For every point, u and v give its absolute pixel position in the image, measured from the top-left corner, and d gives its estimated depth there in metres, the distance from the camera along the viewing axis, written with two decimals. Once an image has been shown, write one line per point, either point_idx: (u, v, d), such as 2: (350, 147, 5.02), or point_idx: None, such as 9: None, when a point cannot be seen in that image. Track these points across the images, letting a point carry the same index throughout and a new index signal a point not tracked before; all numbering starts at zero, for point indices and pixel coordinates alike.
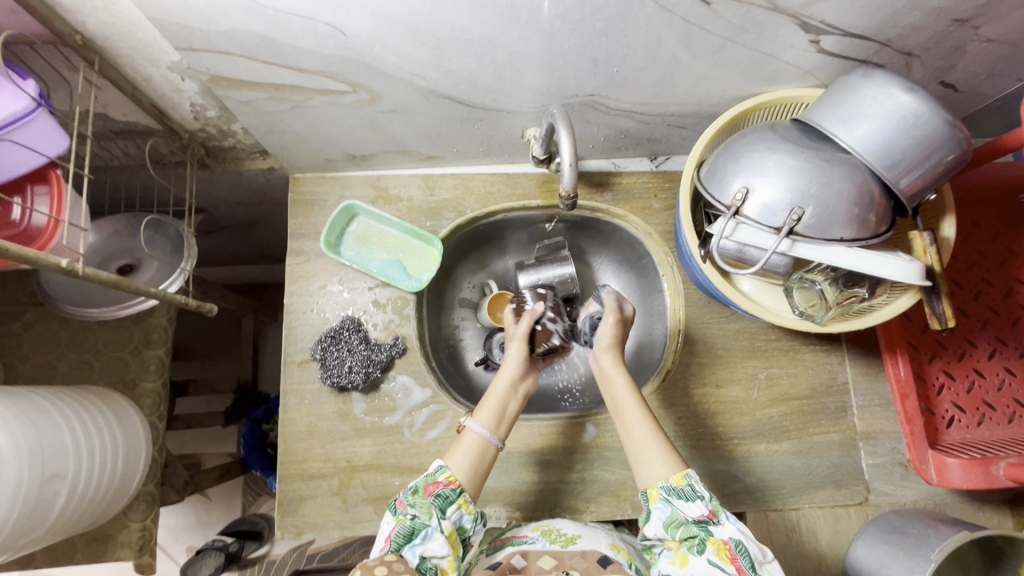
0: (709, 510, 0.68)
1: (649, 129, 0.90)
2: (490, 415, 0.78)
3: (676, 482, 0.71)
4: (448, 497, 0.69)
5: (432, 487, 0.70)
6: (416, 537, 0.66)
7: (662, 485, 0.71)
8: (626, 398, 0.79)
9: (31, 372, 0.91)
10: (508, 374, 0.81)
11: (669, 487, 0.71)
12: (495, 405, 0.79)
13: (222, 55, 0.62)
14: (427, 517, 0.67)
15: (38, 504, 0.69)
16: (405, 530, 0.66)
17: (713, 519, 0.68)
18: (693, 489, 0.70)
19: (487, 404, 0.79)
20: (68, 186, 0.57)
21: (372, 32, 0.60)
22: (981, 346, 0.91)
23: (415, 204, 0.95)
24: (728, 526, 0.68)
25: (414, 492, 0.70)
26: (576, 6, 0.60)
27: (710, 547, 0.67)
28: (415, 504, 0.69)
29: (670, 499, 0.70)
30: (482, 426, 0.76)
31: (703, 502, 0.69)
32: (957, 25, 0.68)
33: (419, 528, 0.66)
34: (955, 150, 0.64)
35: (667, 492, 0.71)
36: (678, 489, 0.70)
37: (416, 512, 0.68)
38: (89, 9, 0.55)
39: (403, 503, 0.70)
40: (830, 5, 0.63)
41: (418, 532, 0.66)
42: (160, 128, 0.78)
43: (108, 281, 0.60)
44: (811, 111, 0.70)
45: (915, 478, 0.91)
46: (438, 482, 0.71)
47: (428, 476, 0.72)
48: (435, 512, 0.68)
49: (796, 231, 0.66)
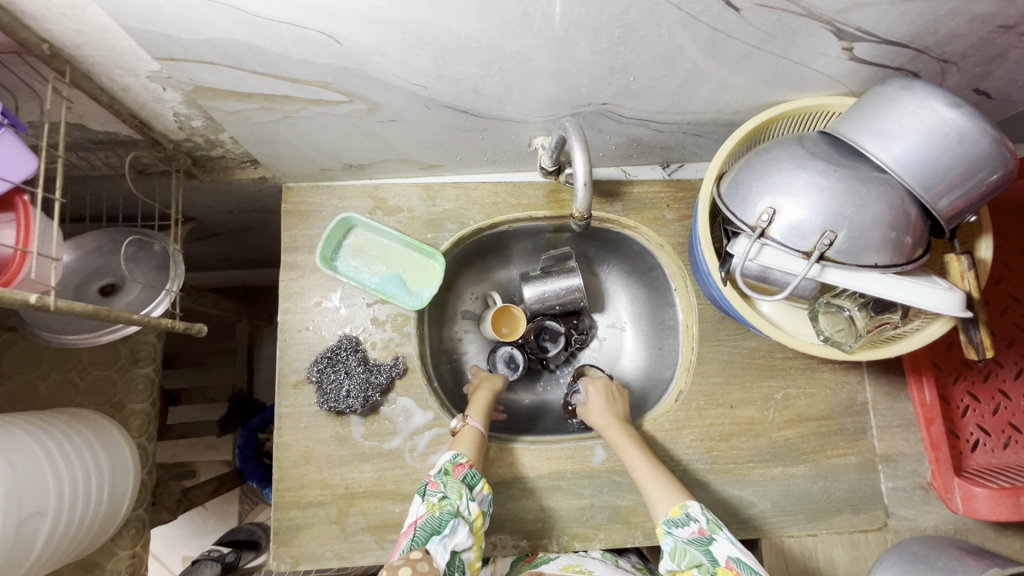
0: (703, 529, 0.71)
1: (664, 137, 0.85)
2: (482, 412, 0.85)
3: (673, 513, 0.73)
4: (473, 479, 0.73)
5: (459, 469, 0.73)
6: (444, 528, 0.66)
7: (663, 519, 0.73)
8: (619, 441, 0.81)
9: (11, 393, 0.86)
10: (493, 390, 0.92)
11: (668, 520, 0.72)
12: (484, 404, 0.87)
13: (206, 65, 0.56)
14: (457, 499, 0.69)
15: (17, 545, 0.65)
16: (432, 520, 0.67)
17: (709, 538, 0.70)
18: (688, 516, 0.72)
19: (477, 404, 0.87)
20: (36, 212, 0.52)
21: (370, 41, 0.55)
22: (1008, 365, 0.87)
23: (416, 215, 0.90)
24: (726, 544, 0.69)
25: (445, 473, 0.73)
26: (594, 13, 0.55)
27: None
28: (447, 484, 0.71)
29: (670, 531, 0.72)
30: (479, 420, 0.83)
31: (697, 523, 0.71)
32: (1001, 31, 0.63)
33: (447, 519, 0.67)
34: (1000, 169, 0.59)
35: (668, 524, 0.72)
36: (675, 519, 0.72)
37: (446, 493, 0.70)
38: (56, 16, 0.50)
39: (434, 483, 0.72)
40: (869, 12, 0.58)
41: (445, 524, 0.66)
42: (143, 138, 0.73)
43: (85, 312, 0.55)
44: (842, 124, 0.66)
45: (936, 502, 0.88)
46: (463, 464, 0.74)
47: (449, 459, 0.75)
48: (464, 492, 0.71)
49: (826, 255, 0.62)
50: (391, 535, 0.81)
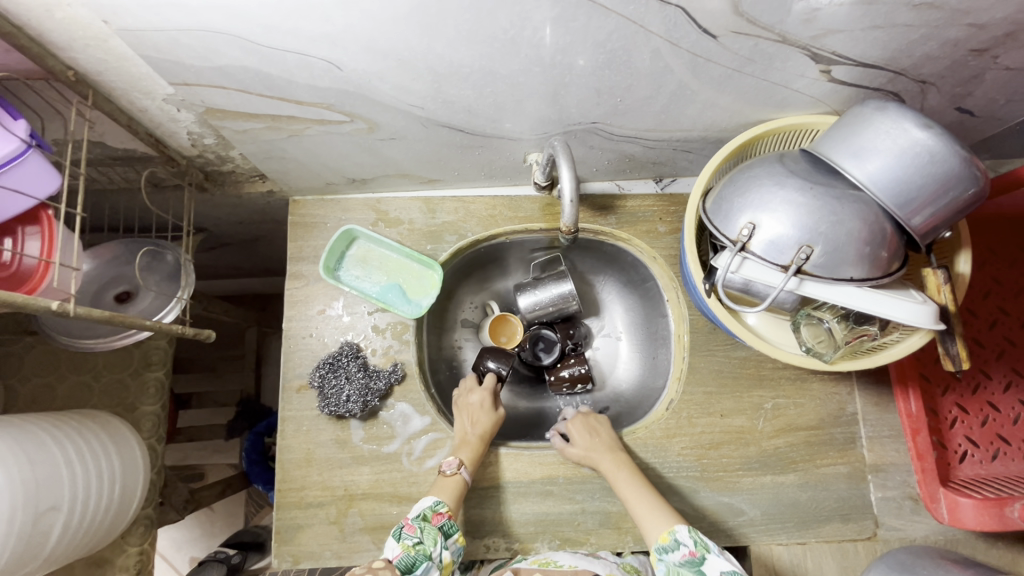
0: (692, 550, 0.72)
1: (655, 153, 0.88)
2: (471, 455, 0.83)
3: (663, 539, 0.74)
4: (450, 527, 0.75)
5: (439, 517, 0.75)
6: (417, 569, 0.70)
7: (654, 546, 0.75)
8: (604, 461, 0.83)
9: (31, 394, 0.91)
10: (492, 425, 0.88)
11: (659, 547, 0.74)
12: (477, 443, 0.85)
13: (217, 88, 0.61)
14: (432, 545, 0.73)
15: (33, 539, 0.69)
16: (407, 559, 0.70)
17: (699, 558, 0.71)
18: (677, 542, 0.73)
19: (470, 445, 0.84)
20: (60, 226, 0.56)
21: (367, 66, 0.58)
22: (996, 378, 0.89)
23: (416, 227, 0.94)
24: (718, 561, 0.71)
25: (423, 518, 0.74)
26: (578, 40, 0.58)
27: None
28: (423, 530, 0.74)
29: (663, 558, 0.74)
30: (465, 465, 0.82)
31: (686, 546, 0.72)
32: (975, 54, 0.65)
33: (421, 559, 0.71)
34: (971, 188, 0.61)
35: (660, 552, 0.74)
36: (665, 545, 0.73)
37: (422, 538, 0.73)
38: (81, 46, 0.54)
39: (411, 528, 0.74)
40: (842, 37, 0.60)
41: (419, 565, 0.70)
42: (158, 155, 0.78)
43: (100, 318, 0.59)
44: (821, 144, 0.68)
45: (925, 512, 0.89)
46: (441, 514, 0.75)
47: (429, 507, 0.76)
48: (439, 540, 0.73)
49: (804, 269, 0.64)
50: (388, 536, 0.84)
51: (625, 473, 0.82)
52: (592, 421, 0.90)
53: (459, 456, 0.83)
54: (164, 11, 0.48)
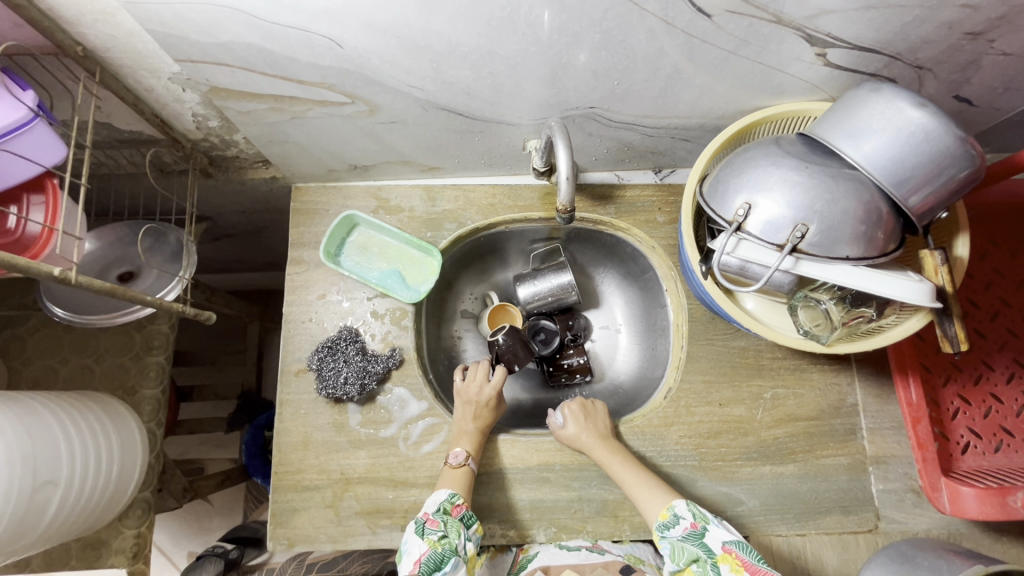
0: (694, 522, 0.74)
1: (653, 142, 0.88)
2: (473, 443, 0.83)
3: (663, 516, 0.75)
4: (469, 519, 0.76)
5: (458, 509, 0.76)
6: (446, 564, 0.70)
7: (655, 525, 0.76)
8: (604, 452, 0.83)
9: (34, 376, 0.92)
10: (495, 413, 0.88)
11: (660, 525, 0.75)
12: (477, 434, 0.84)
13: (221, 66, 0.62)
14: (456, 538, 0.73)
15: (29, 511, 0.69)
16: (435, 556, 0.70)
17: (701, 530, 0.73)
18: (677, 515, 0.75)
19: (467, 433, 0.84)
20: (64, 196, 0.58)
21: (367, 44, 0.60)
22: (999, 369, 0.88)
23: (416, 215, 0.95)
24: (719, 531, 0.73)
25: (444, 512, 0.74)
26: (574, 19, 0.59)
27: (722, 565, 0.70)
28: (445, 523, 0.74)
29: (665, 535, 0.74)
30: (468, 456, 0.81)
31: (687, 519, 0.74)
32: (970, 38, 0.66)
33: (449, 556, 0.71)
34: (967, 167, 0.61)
35: (661, 529, 0.75)
36: (665, 522, 0.75)
37: (446, 531, 0.73)
38: (90, 21, 0.56)
39: (433, 522, 0.73)
40: (836, 18, 0.61)
41: (448, 560, 0.70)
42: (164, 137, 0.79)
43: (102, 289, 0.60)
44: (817, 126, 0.69)
45: (928, 505, 0.88)
46: (461, 506, 0.76)
47: (449, 501, 0.76)
48: (462, 532, 0.74)
49: (799, 248, 0.64)
50: (384, 521, 0.84)
51: (616, 456, 0.82)
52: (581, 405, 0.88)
53: (461, 446, 0.83)
54: None
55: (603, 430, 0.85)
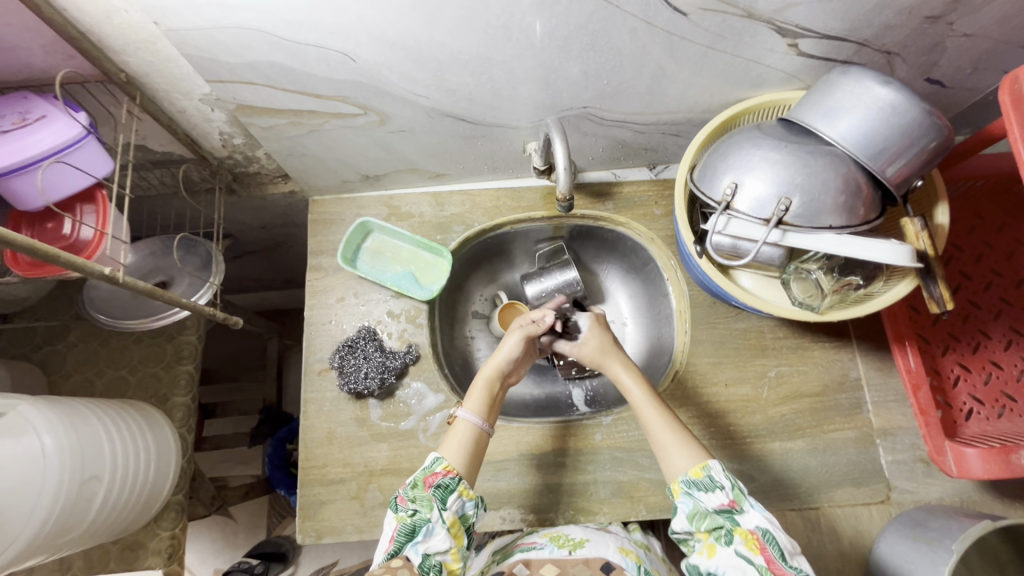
0: (730, 499, 0.68)
1: (645, 138, 0.94)
2: (479, 403, 0.80)
3: (695, 474, 0.71)
4: (448, 487, 0.70)
5: (432, 479, 0.71)
6: (417, 534, 0.67)
7: (682, 479, 0.72)
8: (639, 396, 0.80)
9: (72, 389, 0.97)
10: (499, 360, 0.84)
11: (689, 480, 0.71)
12: (483, 392, 0.81)
13: (247, 85, 0.69)
14: (428, 511, 0.68)
15: (77, 504, 0.73)
16: (406, 527, 0.67)
17: (736, 508, 0.68)
18: (712, 479, 0.70)
19: (475, 392, 0.81)
20: (112, 205, 0.66)
21: (378, 57, 0.66)
22: (996, 337, 0.90)
23: (426, 219, 1.01)
24: (754, 514, 0.68)
25: (414, 487, 0.71)
26: (563, 23, 0.65)
27: (737, 537, 0.67)
28: (416, 498, 0.70)
29: (691, 492, 0.70)
30: (473, 413, 0.79)
31: (724, 492, 0.69)
32: (931, 22, 0.71)
33: (420, 524, 0.67)
34: (936, 137, 0.66)
35: (688, 485, 0.71)
36: (698, 481, 0.70)
37: (417, 507, 0.69)
38: (133, 49, 0.64)
39: (404, 499, 0.70)
40: (802, 10, 0.67)
41: (419, 530, 0.67)
42: (192, 156, 0.87)
43: (141, 290, 0.64)
44: (795, 110, 0.74)
45: (938, 475, 0.90)
46: (437, 472, 0.72)
47: (426, 469, 0.73)
48: (435, 505, 0.69)
49: (785, 221, 0.69)
50: None
51: (652, 405, 0.78)
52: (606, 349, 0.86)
53: (460, 403, 0.81)
54: (208, 12, 0.57)
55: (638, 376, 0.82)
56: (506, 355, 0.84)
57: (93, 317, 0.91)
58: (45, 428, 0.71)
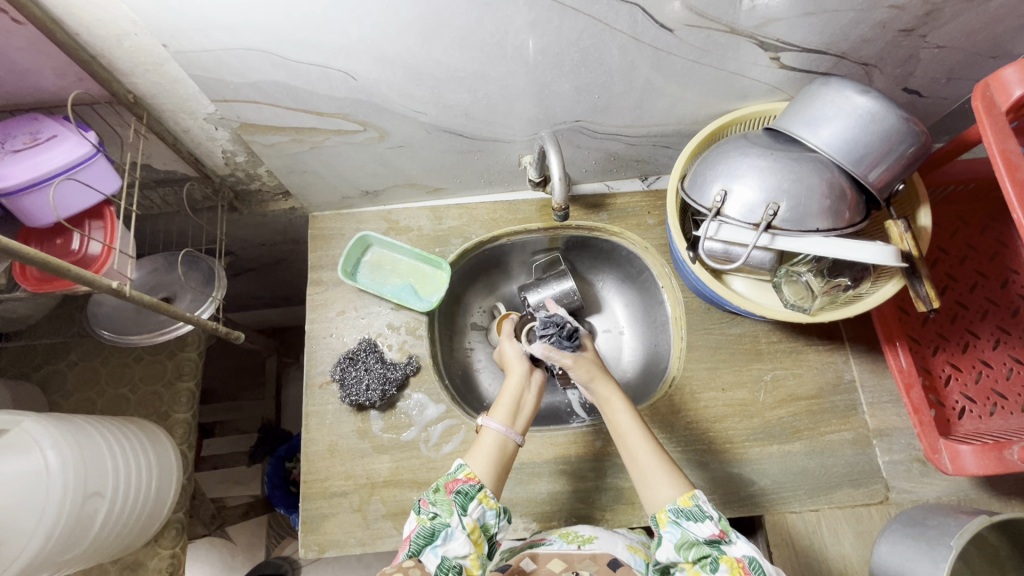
0: (719, 529, 0.67)
1: (637, 150, 0.97)
2: (506, 412, 0.80)
3: (685, 503, 0.70)
4: (468, 494, 0.71)
5: (454, 484, 0.73)
6: (437, 538, 0.67)
7: (669, 508, 0.70)
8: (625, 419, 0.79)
9: (72, 408, 0.97)
10: (517, 369, 0.86)
11: (677, 509, 0.70)
12: (509, 402, 0.81)
13: (251, 104, 0.71)
14: (448, 515, 0.69)
15: (80, 520, 0.73)
16: (425, 531, 0.68)
17: (724, 538, 0.67)
18: (701, 509, 0.69)
19: (501, 402, 0.81)
20: (120, 221, 0.68)
21: (378, 75, 0.69)
22: (984, 336, 0.92)
23: (424, 233, 1.03)
24: (741, 544, 0.67)
25: (436, 491, 0.72)
26: (555, 40, 0.68)
27: (722, 565, 0.65)
28: (437, 502, 0.71)
29: (678, 521, 0.69)
30: (500, 422, 0.79)
31: (714, 521, 0.68)
32: (904, 34, 0.74)
33: (439, 528, 0.67)
34: (914, 141, 0.69)
35: (676, 514, 0.69)
36: (687, 510, 0.69)
37: (437, 511, 0.70)
38: (142, 71, 0.66)
39: (425, 503, 0.71)
40: (782, 25, 0.70)
41: (438, 533, 0.67)
42: (196, 175, 0.89)
43: (149, 304, 0.66)
44: (779, 120, 0.77)
45: (935, 474, 0.91)
46: (458, 479, 0.73)
47: (448, 476, 0.74)
48: (456, 510, 0.69)
49: (774, 225, 0.71)
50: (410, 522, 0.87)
51: (639, 429, 0.78)
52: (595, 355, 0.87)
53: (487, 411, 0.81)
54: (216, 34, 0.60)
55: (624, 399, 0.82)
56: (515, 356, 0.88)
57: (94, 332, 0.91)
58: (49, 443, 0.71)
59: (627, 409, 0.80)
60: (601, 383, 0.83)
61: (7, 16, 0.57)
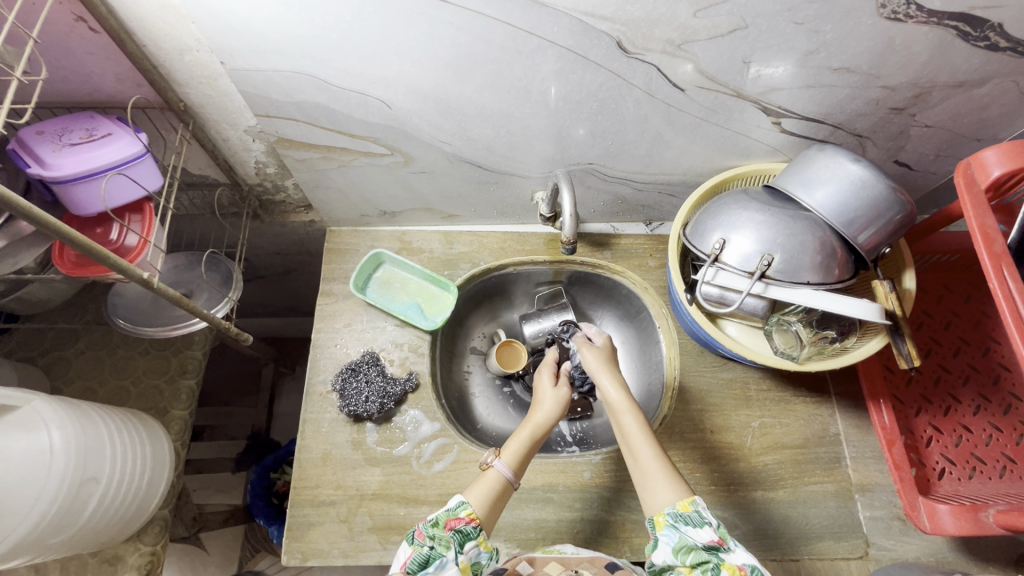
0: (718, 536, 0.68)
1: (643, 196, 1.03)
2: (514, 455, 0.79)
3: (684, 508, 0.70)
4: (468, 534, 0.71)
5: (455, 522, 0.72)
6: (430, 565, 0.68)
7: (669, 511, 0.71)
8: (629, 418, 0.80)
9: (73, 395, 0.99)
10: (538, 415, 0.84)
11: (676, 513, 0.70)
12: (518, 446, 0.81)
13: (291, 121, 0.77)
14: (445, 549, 0.69)
15: (73, 504, 0.74)
16: (419, 557, 0.69)
17: (723, 546, 0.68)
18: (700, 514, 0.70)
19: (511, 443, 0.81)
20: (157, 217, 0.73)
21: (411, 107, 0.75)
22: (966, 401, 0.95)
23: (435, 256, 1.07)
24: (740, 551, 0.68)
25: (435, 525, 0.72)
26: (575, 90, 0.74)
27: (724, 571, 0.66)
28: (435, 537, 0.71)
29: (676, 525, 0.70)
30: (506, 466, 0.78)
31: (712, 528, 0.68)
32: (895, 112, 0.81)
33: (434, 556, 0.69)
34: (900, 210, 0.74)
35: (674, 518, 0.70)
36: (686, 515, 0.70)
37: (433, 543, 0.70)
38: (195, 83, 0.73)
39: (422, 534, 0.71)
40: (783, 94, 0.77)
41: (432, 561, 0.68)
42: (226, 181, 0.94)
43: (173, 298, 0.69)
44: (778, 179, 0.83)
45: (914, 533, 0.92)
46: (460, 518, 0.72)
47: (449, 511, 0.73)
48: (453, 546, 0.70)
49: (767, 275, 0.76)
50: (394, 537, 0.88)
51: (642, 430, 0.79)
52: (603, 362, 0.88)
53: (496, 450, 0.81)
54: (268, 57, 0.65)
55: (630, 398, 0.83)
56: (546, 390, 0.87)
57: (110, 323, 0.94)
58: (56, 423, 0.73)
59: (634, 413, 0.81)
60: (606, 379, 0.86)
61: (85, 25, 0.63)
